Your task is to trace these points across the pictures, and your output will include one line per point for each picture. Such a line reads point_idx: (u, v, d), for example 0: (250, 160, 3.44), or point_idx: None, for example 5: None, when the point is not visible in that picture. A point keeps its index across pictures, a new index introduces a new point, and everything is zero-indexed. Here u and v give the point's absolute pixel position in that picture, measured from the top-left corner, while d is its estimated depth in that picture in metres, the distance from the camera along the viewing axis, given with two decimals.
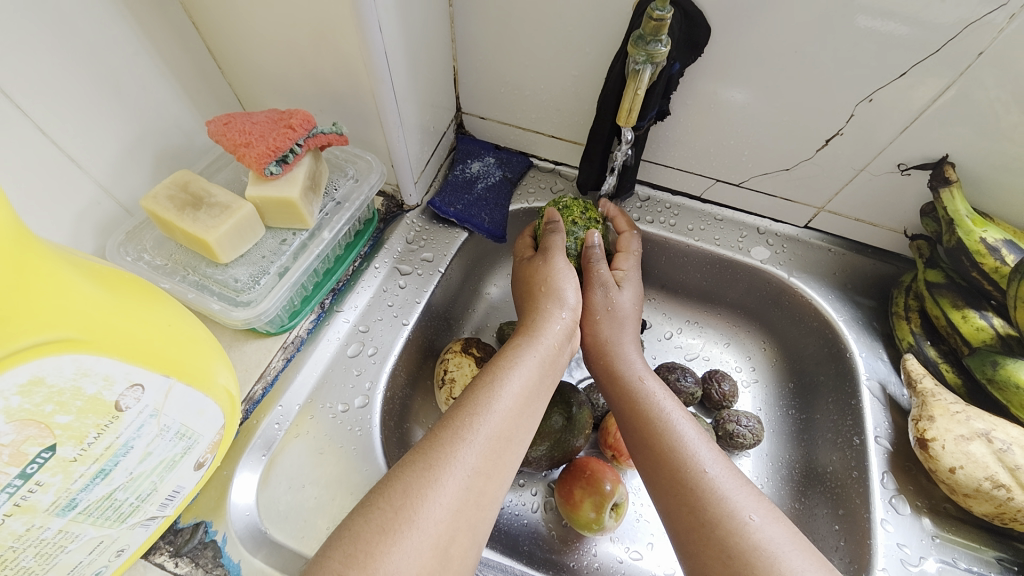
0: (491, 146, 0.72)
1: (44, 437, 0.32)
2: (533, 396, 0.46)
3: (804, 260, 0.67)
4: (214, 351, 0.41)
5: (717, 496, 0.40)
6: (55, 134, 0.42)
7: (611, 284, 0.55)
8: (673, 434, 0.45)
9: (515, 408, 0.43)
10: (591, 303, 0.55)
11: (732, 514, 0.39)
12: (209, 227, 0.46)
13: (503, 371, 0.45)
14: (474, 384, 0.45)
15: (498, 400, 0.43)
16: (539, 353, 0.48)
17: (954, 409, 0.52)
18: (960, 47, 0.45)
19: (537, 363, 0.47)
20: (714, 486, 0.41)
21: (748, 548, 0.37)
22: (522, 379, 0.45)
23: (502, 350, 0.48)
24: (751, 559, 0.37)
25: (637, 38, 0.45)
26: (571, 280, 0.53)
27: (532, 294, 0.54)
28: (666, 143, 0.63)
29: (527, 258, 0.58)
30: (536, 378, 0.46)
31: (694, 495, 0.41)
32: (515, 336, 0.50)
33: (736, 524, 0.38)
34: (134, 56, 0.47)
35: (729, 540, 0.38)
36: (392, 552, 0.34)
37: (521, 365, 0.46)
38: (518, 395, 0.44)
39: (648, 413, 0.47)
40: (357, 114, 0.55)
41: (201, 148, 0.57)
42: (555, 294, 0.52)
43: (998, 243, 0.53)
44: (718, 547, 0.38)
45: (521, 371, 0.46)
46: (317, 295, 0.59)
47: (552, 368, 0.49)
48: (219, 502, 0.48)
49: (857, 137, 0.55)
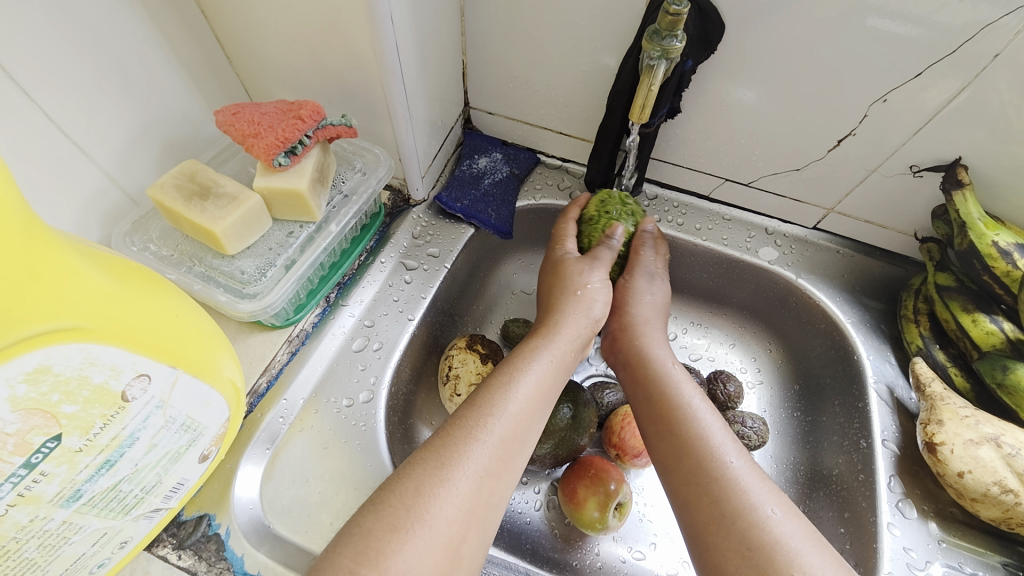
0: (498, 142, 0.72)
1: (50, 427, 0.31)
2: (545, 398, 0.45)
3: (812, 262, 0.66)
4: (220, 342, 0.41)
5: (739, 487, 0.40)
6: (62, 121, 0.42)
7: (656, 272, 0.55)
8: (695, 423, 0.44)
9: (527, 409, 0.43)
10: (632, 285, 0.55)
11: (753, 508, 0.39)
12: (216, 218, 0.45)
13: (516, 373, 0.45)
14: (486, 383, 0.44)
15: (512, 401, 0.42)
16: (552, 355, 0.47)
17: (963, 413, 0.52)
18: (975, 48, 0.45)
19: (549, 365, 0.47)
20: (735, 478, 0.40)
21: (769, 542, 0.37)
22: (535, 381, 0.45)
23: (516, 350, 0.48)
24: (771, 553, 0.36)
25: (651, 33, 0.44)
26: (603, 292, 0.52)
27: (557, 293, 0.52)
28: (676, 141, 0.63)
29: (566, 249, 0.56)
30: (549, 381, 0.46)
31: (714, 488, 0.40)
32: (529, 336, 0.50)
33: (758, 516, 0.38)
34: (143, 43, 0.46)
35: (750, 532, 0.38)
36: (404, 549, 0.34)
37: (536, 367, 0.46)
38: (531, 396, 0.44)
39: (672, 400, 0.46)
40: (365, 107, 0.55)
41: (207, 138, 0.56)
42: (587, 301, 0.51)
43: (1010, 246, 0.52)
44: (738, 540, 0.38)
45: (534, 372, 0.45)
46: (323, 288, 0.58)
47: (563, 370, 0.48)
48: (222, 495, 0.48)
49: (868, 138, 0.54)
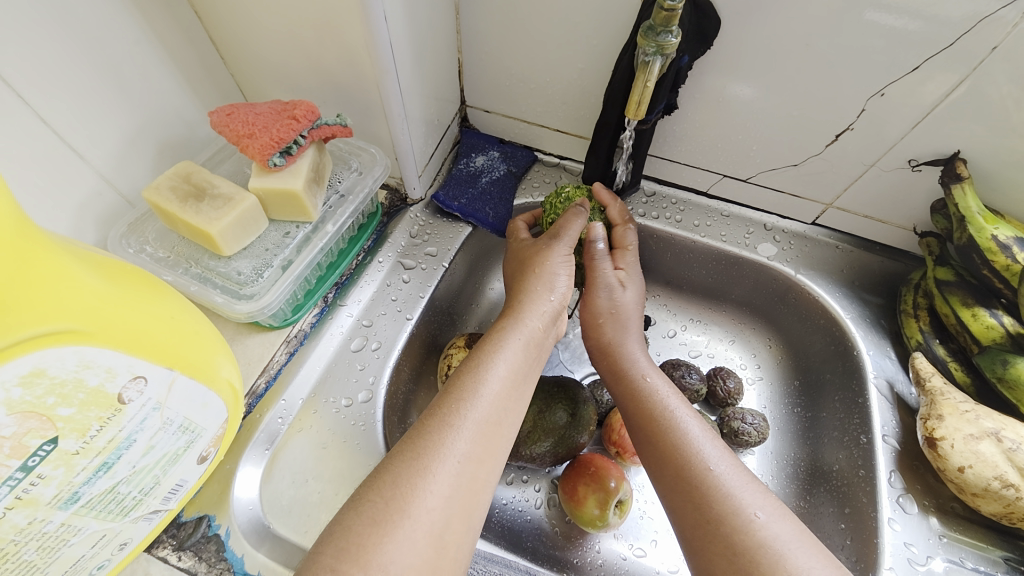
0: (495, 140, 0.72)
1: (46, 429, 0.31)
2: (519, 379, 0.45)
3: (811, 257, 0.66)
4: (217, 343, 0.41)
5: (722, 492, 0.40)
6: (57, 124, 0.42)
7: (615, 285, 0.54)
8: (677, 432, 0.44)
9: (503, 391, 0.43)
10: (593, 304, 0.54)
11: (737, 511, 0.39)
12: (212, 219, 0.45)
13: (489, 355, 0.45)
14: (461, 369, 0.44)
15: (486, 384, 0.42)
16: (523, 334, 0.47)
17: (963, 408, 0.52)
18: (973, 41, 0.44)
19: (522, 345, 0.47)
20: (720, 482, 0.40)
21: (754, 545, 0.37)
22: (508, 362, 0.45)
23: (488, 333, 0.48)
24: (755, 558, 0.36)
25: (646, 29, 0.44)
26: (566, 267, 0.52)
27: (523, 275, 0.53)
28: (673, 137, 0.63)
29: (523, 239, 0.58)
30: (523, 360, 0.46)
31: (699, 492, 0.40)
32: (499, 319, 0.50)
33: (742, 521, 0.38)
34: (137, 45, 0.46)
35: (733, 537, 0.37)
36: (386, 542, 0.34)
37: (507, 348, 0.46)
38: (504, 378, 0.44)
39: (652, 410, 0.46)
40: (361, 106, 0.55)
41: (203, 139, 0.56)
42: (549, 277, 0.51)
43: (1009, 240, 0.52)
44: (723, 545, 0.38)
45: (507, 354, 0.45)
46: (320, 289, 0.58)
47: (537, 349, 0.48)
48: (221, 497, 0.48)
49: (866, 132, 0.54)
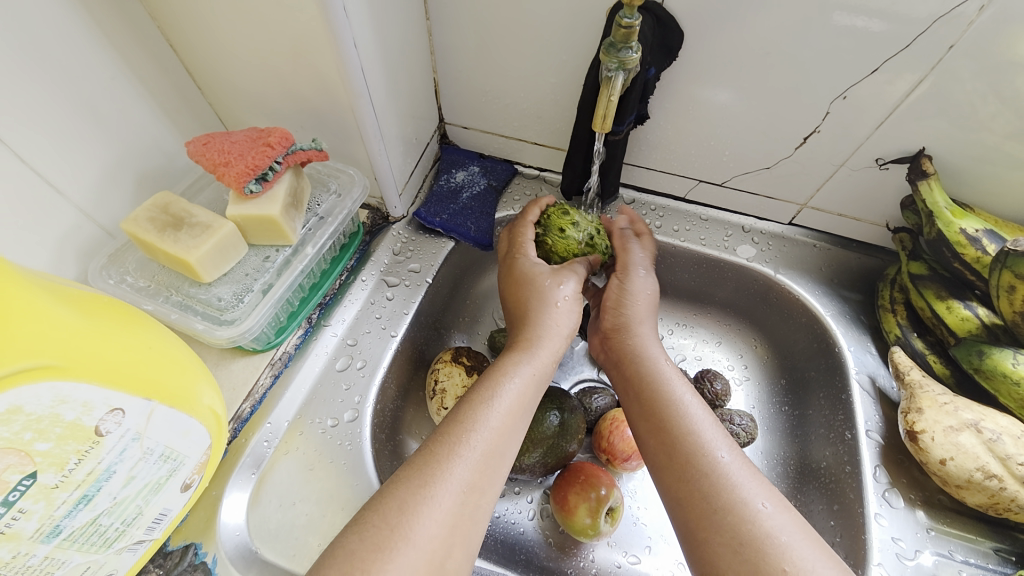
0: (475, 155, 0.73)
1: (25, 465, 0.32)
2: (525, 406, 0.46)
3: (790, 257, 0.67)
4: (198, 371, 0.42)
5: (729, 482, 0.40)
6: (34, 161, 0.43)
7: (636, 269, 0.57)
8: (685, 419, 0.45)
9: (506, 420, 0.43)
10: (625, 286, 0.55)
11: (745, 502, 0.39)
12: (190, 247, 0.46)
13: (494, 384, 0.45)
14: (466, 397, 0.44)
15: (491, 414, 0.43)
16: (529, 364, 0.48)
17: (942, 400, 0.52)
18: (931, 41, 0.45)
19: (527, 374, 0.47)
20: (726, 472, 0.41)
21: (760, 535, 0.37)
22: (513, 391, 0.45)
23: (497, 361, 0.48)
24: (763, 547, 0.37)
25: (608, 46, 0.44)
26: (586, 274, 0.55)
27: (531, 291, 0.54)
28: (647, 145, 0.64)
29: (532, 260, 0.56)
30: (529, 391, 0.46)
31: (707, 482, 0.41)
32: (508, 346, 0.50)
33: (749, 512, 0.38)
34: (112, 80, 0.47)
35: (741, 528, 0.38)
36: (388, 569, 0.34)
37: (513, 378, 0.46)
38: (511, 407, 0.44)
39: (660, 397, 0.47)
40: (338, 130, 0.55)
41: (182, 169, 0.57)
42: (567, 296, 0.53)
43: (978, 233, 0.53)
44: (729, 535, 0.38)
45: (515, 383, 0.46)
46: (303, 311, 0.59)
47: (543, 377, 0.49)
48: (208, 523, 0.48)
49: (834, 133, 0.55)
